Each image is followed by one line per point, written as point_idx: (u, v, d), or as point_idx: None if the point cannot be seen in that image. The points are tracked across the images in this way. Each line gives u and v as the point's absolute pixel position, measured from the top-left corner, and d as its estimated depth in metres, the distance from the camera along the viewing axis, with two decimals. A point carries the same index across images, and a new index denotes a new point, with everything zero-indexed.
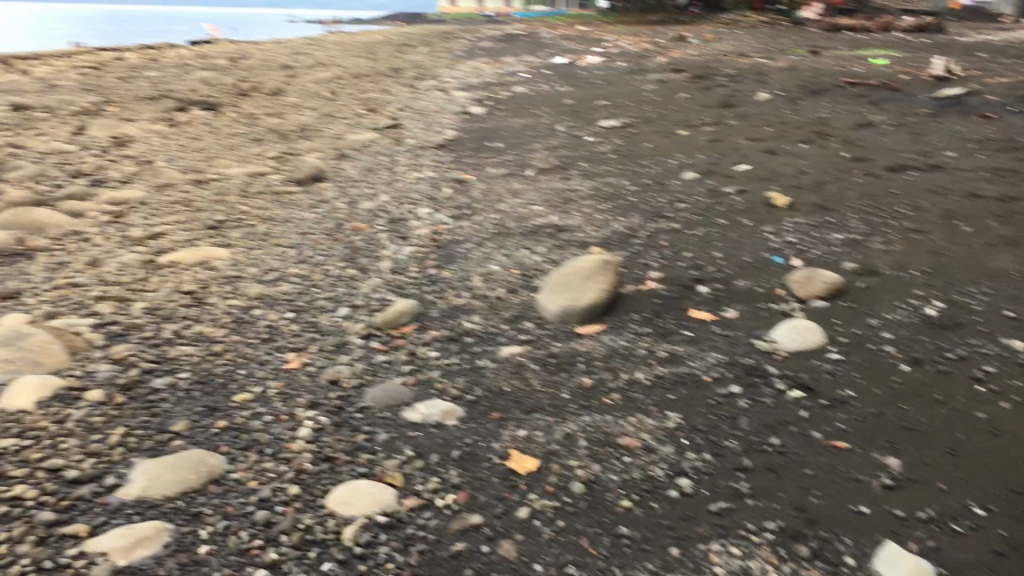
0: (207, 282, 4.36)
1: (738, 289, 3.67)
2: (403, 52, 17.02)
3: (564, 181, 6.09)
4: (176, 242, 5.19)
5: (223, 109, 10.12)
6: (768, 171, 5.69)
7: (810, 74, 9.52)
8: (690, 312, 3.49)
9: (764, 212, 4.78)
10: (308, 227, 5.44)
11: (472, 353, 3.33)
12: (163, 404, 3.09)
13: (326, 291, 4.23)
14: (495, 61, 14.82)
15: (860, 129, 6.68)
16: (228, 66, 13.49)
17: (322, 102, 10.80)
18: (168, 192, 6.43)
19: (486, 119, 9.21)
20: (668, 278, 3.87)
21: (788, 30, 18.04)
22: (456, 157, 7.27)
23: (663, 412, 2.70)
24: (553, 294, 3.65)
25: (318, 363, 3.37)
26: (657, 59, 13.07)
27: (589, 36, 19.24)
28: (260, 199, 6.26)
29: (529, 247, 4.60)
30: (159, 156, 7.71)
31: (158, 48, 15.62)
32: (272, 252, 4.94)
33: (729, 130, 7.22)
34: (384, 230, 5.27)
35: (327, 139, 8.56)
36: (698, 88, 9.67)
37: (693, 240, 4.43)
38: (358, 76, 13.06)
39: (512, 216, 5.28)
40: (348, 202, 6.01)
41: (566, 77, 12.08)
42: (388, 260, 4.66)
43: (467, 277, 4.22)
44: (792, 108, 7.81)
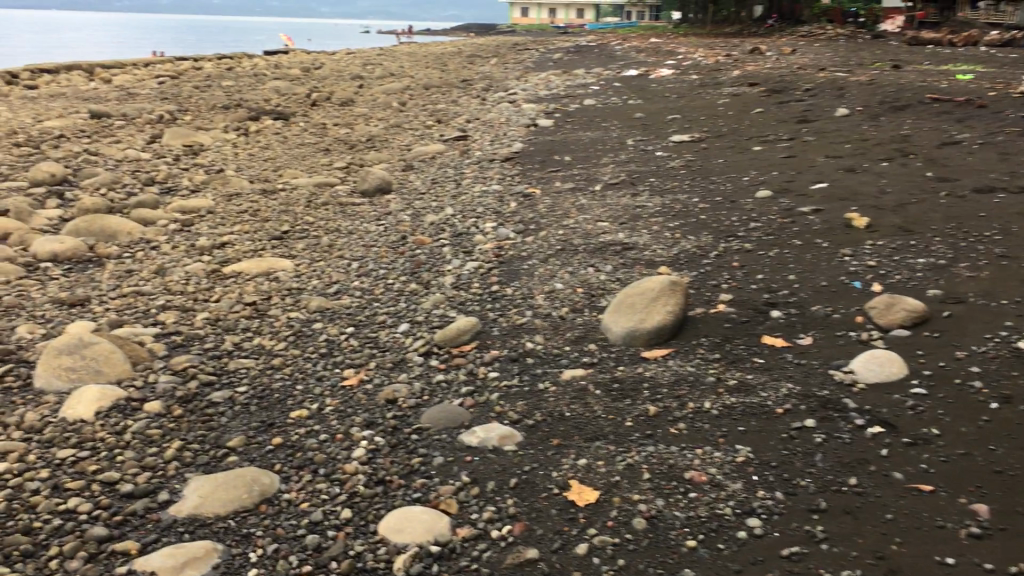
0: (270, 294, 4.41)
1: (814, 316, 3.51)
2: (475, 63, 17.09)
3: (632, 197, 5.97)
4: (241, 252, 5.22)
5: (295, 119, 10.25)
6: (845, 190, 5.49)
7: (890, 89, 9.23)
8: (762, 338, 3.35)
9: (841, 234, 4.59)
10: (372, 240, 5.42)
11: (533, 374, 3.24)
12: (221, 419, 3.07)
13: (388, 306, 4.18)
14: (565, 73, 14.76)
15: (944, 147, 6.42)
16: (302, 77, 13.68)
17: (392, 113, 10.85)
18: (236, 202, 6.50)
19: (555, 131, 9.13)
20: (739, 303, 3.73)
21: (867, 44, 17.63)
22: (524, 170, 7.21)
23: (732, 446, 2.56)
24: (619, 313, 3.55)
25: (376, 381, 3.31)
26: (730, 73, 12.86)
27: (661, 47, 19.09)
28: (326, 210, 6.27)
29: (594, 264, 4.50)
30: (230, 166, 7.81)
31: (235, 58, 15.96)
32: (336, 265, 4.92)
33: (805, 147, 7.02)
34: (448, 244, 5.22)
35: (395, 150, 8.58)
36: (773, 102, 9.46)
37: (765, 262, 4.27)
38: (429, 87, 13.12)
39: (577, 232, 5.19)
40: (413, 215, 5.98)
41: (637, 90, 11.95)
42: (451, 274, 4.60)
43: (530, 295, 4.14)
44: (871, 125, 7.56)
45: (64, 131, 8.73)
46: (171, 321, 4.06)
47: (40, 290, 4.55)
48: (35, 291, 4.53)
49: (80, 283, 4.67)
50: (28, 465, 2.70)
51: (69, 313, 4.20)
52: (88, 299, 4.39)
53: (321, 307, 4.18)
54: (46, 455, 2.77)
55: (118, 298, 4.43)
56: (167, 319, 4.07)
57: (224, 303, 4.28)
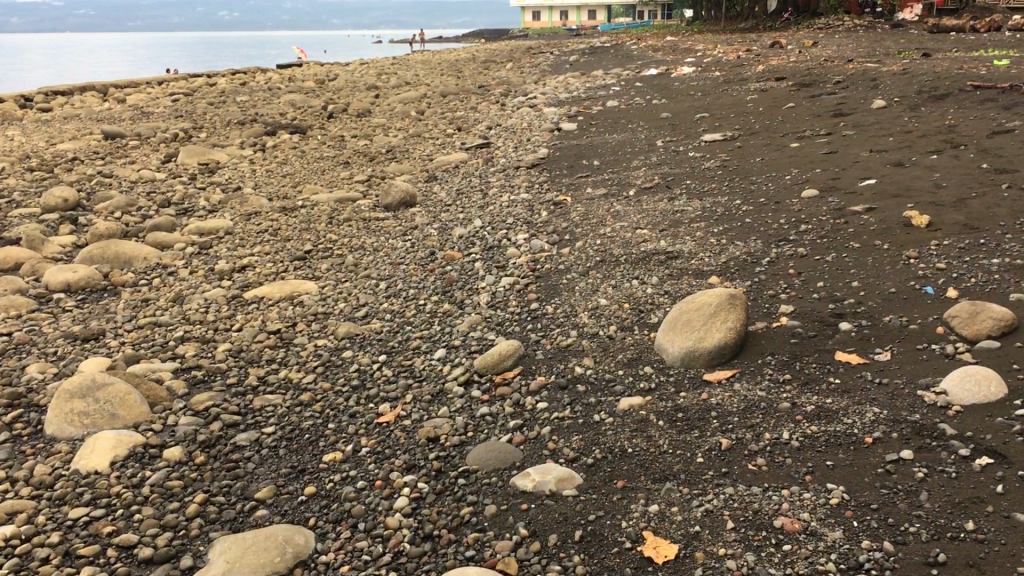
0: (295, 320, 4.16)
1: (888, 327, 3.19)
2: (490, 69, 16.83)
3: (669, 201, 5.68)
4: (263, 275, 4.97)
5: (312, 133, 10.03)
6: (897, 186, 5.18)
7: (927, 78, 8.88)
8: (836, 354, 3.04)
9: (902, 234, 4.27)
10: (399, 257, 5.16)
11: (586, 404, 2.96)
12: (247, 465, 2.82)
13: (421, 330, 3.92)
14: (584, 75, 14.47)
15: (996, 136, 6.08)
16: (317, 89, 13.47)
17: (411, 122, 10.60)
18: (255, 221, 6.26)
19: (580, 135, 8.85)
20: (803, 316, 3.43)
21: (889, 34, 17.25)
22: (551, 177, 6.93)
23: (823, 485, 2.26)
24: (675, 331, 3.26)
25: (414, 416, 3.04)
26: (754, 68, 12.53)
27: (678, 45, 18.77)
28: (349, 226, 6.02)
29: (639, 276, 4.22)
30: (247, 183, 7.59)
31: (249, 73, 15.77)
32: (363, 285, 4.66)
33: (845, 141, 6.70)
34: (480, 259, 4.95)
35: (416, 161, 8.33)
36: (804, 96, 9.13)
37: (825, 269, 3.96)
38: (446, 94, 12.86)
39: (615, 241, 4.90)
40: (440, 228, 5.72)
41: (660, 89, 11.65)
42: (486, 292, 4.33)
43: (573, 312, 3.86)
44: (913, 116, 7.23)
45: (78, 153, 8.54)
46: (191, 354, 3.81)
47: (53, 324, 4.32)
48: (47, 325, 4.30)
49: (94, 315, 4.44)
50: (37, 528, 2.47)
51: (82, 349, 3.96)
52: (103, 332, 4.15)
53: (349, 333, 3.92)
54: (57, 516, 2.54)
55: (134, 329, 4.18)
56: (186, 352, 3.83)
57: (247, 332, 4.02)
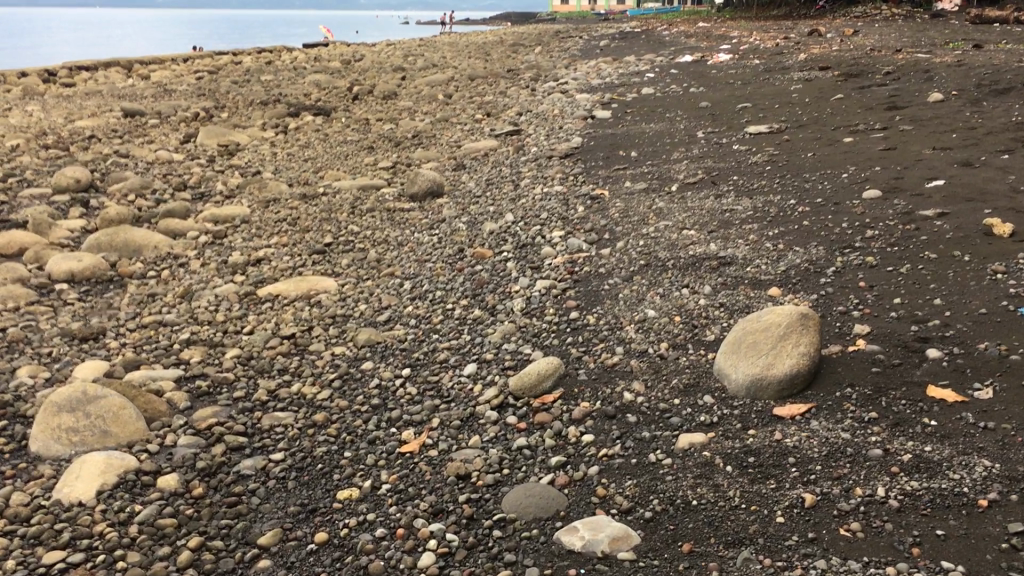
0: (311, 324, 3.80)
1: (985, 358, 2.80)
2: (519, 52, 16.38)
3: (716, 198, 5.27)
4: (279, 270, 4.62)
5: (336, 115, 9.66)
6: (969, 188, 4.76)
7: (985, 71, 8.38)
8: (928, 390, 2.65)
9: (983, 245, 3.86)
10: (425, 253, 4.79)
11: (639, 439, 2.58)
12: (250, 500, 2.47)
13: (449, 339, 3.55)
14: (616, 60, 14.00)
15: None
16: (342, 70, 13.09)
17: (438, 106, 10.20)
18: (273, 209, 5.91)
19: (615, 124, 8.44)
20: (882, 340, 3.04)
21: (931, 23, 16.66)
22: (586, 169, 6.54)
23: (935, 564, 1.88)
24: (740, 354, 2.86)
25: (442, 446, 2.68)
26: (794, 57, 12.03)
27: (711, 32, 18.27)
28: (372, 217, 5.65)
29: (689, 284, 3.82)
30: (267, 167, 7.24)
31: (274, 52, 15.42)
32: (385, 285, 4.30)
33: (903, 137, 6.25)
34: (512, 259, 4.57)
35: (444, 147, 7.95)
36: (853, 87, 8.68)
37: (900, 284, 3.56)
38: (474, 78, 12.46)
39: (661, 242, 4.51)
40: (469, 222, 5.34)
41: (697, 77, 11.19)
42: (520, 297, 3.95)
43: (618, 325, 3.48)
44: (975, 111, 6.77)
45: (95, 131, 8.21)
46: (196, 360, 3.45)
47: (51, 320, 3.97)
48: (45, 321, 3.96)
49: (96, 311, 4.10)
50: None
51: (80, 351, 3.61)
52: (103, 331, 3.80)
53: (370, 341, 3.56)
54: (28, 560, 2.19)
55: (137, 329, 3.83)
56: (191, 358, 3.47)
57: (258, 336, 3.66)
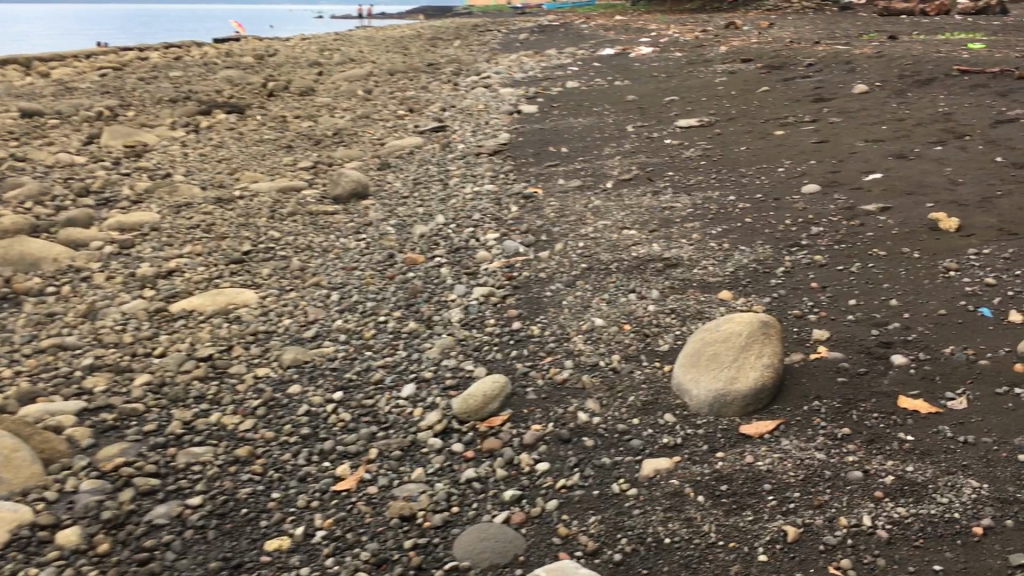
0: (231, 343, 3.49)
1: (954, 363, 2.66)
2: (438, 46, 16.08)
3: (653, 195, 5.11)
4: (193, 282, 4.28)
5: (250, 112, 9.24)
6: (909, 180, 4.69)
7: (907, 60, 8.44)
8: (900, 401, 2.49)
9: (931, 241, 3.75)
10: (352, 260, 4.51)
11: (599, 467, 2.37)
12: (165, 556, 2.18)
13: (384, 356, 3.29)
14: (538, 53, 13.79)
15: (1000, 125, 5.61)
16: (255, 65, 12.63)
17: (358, 102, 9.85)
18: (186, 214, 5.54)
19: (542, 118, 8.24)
20: (843, 345, 2.88)
21: (842, 16, 16.90)
22: (516, 165, 6.32)
23: None
24: (701, 368, 2.67)
25: (383, 482, 2.43)
26: (716, 49, 11.99)
27: (629, 25, 18.23)
28: (293, 221, 5.34)
29: (635, 288, 3.63)
30: (177, 169, 6.83)
31: (183, 46, 14.81)
32: (311, 296, 4.01)
33: (835, 129, 6.19)
34: (446, 264, 4.33)
35: (366, 145, 7.64)
36: (778, 79, 8.65)
37: (853, 283, 3.42)
38: (393, 73, 12.12)
39: (601, 243, 4.31)
40: (398, 225, 5.07)
41: (620, 70, 11.07)
42: (457, 306, 3.71)
43: (564, 335, 3.27)
44: (902, 102, 6.76)
45: None
46: (101, 389, 3.12)
47: None
48: None
49: None
50: None
51: None
52: None
53: (298, 361, 3.28)
54: None
55: (34, 354, 3.47)
56: (95, 387, 3.14)
57: (171, 359, 3.35)
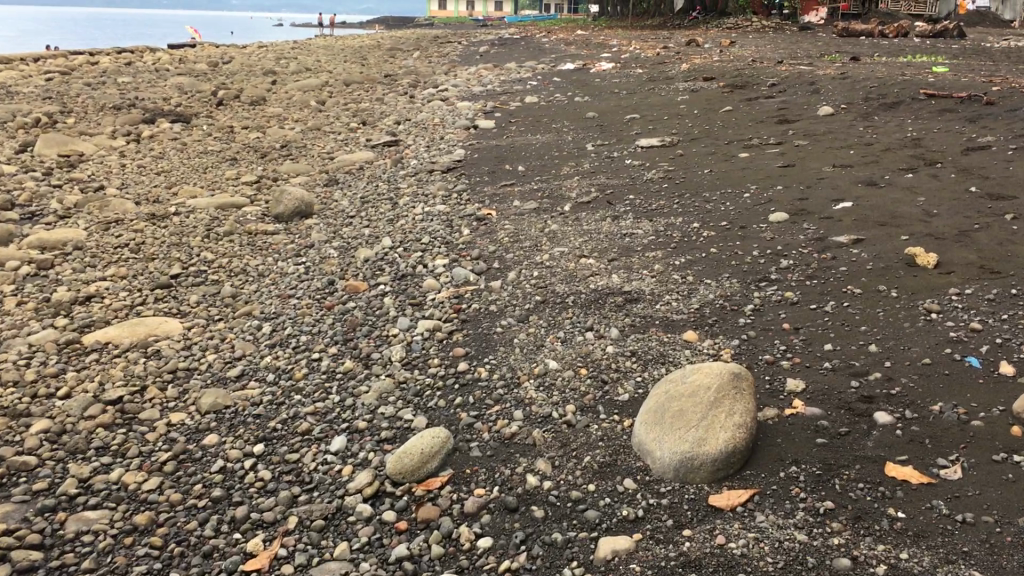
0: (146, 382, 3.14)
1: (944, 424, 2.41)
2: (397, 57, 15.77)
3: (613, 220, 4.84)
4: (113, 310, 3.92)
5: (197, 121, 8.85)
6: (880, 210, 4.47)
7: (871, 83, 8.30)
8: (888, 469, 2.23)
9: (908, 278, 3.52)
10: (288, 286, 4.17)
11: (549, 546, 2.07)
12: None
13: (313, 400, 2.96)
14: (498, 67, 13.53)
15: (971, 153, 5.44)
16: (208, 72, 12.22)
17: (309, 114, 9.49)
18: (115, 231, 5.15)
19: (499, 134, 7.97)
20: (821, 399, 2.62)
21: (801, 35, 16.86)
22: (471, 184, 6.02)
23: None
24: (666, 427, 2.38)
25: (300, 560, 2.10)
26: (677, 66, 11.82)
27: (590, 40, 18.06)
28: (230, 241, 4.99)
29: (594, 326, 3.35)
30: (112, 181, 6.43)
31: (134, 51, 14.36)
32: (240, 327, 3.66)
33: (801, 153, 5.98)
34: (390, 293, 4.01)
35: (315, 159, 7.29)
36: (741, 99, 8.47)
37: (827, 325, 3.17)
38: (349, 84, 11.78)
39: (556, 273, 4.03)
40: (342, 248, 4.75)
41: (580, 86, 10.85)
42: (400, 342, 3.40)
43: (515, 380, 2.97)
44: (867, 125, 6.59)
45: None
46: None
47: None
48: None
49: None
50: None
51: None
52: None
53: (218, 404, 2.94)
54: None
55: None
56: None
57: (75, 402, 2.98)
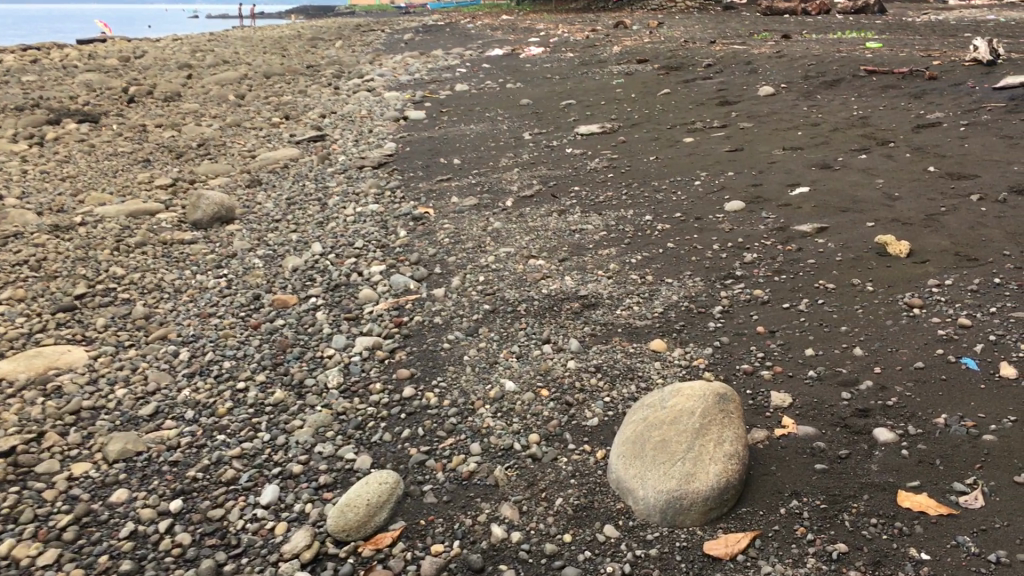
0: (44, 427, 2.73)
1: (953, 439, 2.16)
2: (319, 48, 15.23)
3: (559, 215, 4.54)
4: (9, 339, 3.48)
5: (106, 121, 8.29)
6: (839, 194, 4.25)
7: (807, 60, 8.14)
8: (902, 499, 1.96)
9: (882, 269, 3.29)
10: (209, 303, 3.78)
11: None
12: None
13: (239, 439, 2.59)
14: (424, 55, 13.10)
15: (922, 131, 5.27)
16: (119, 68, 11.57)
17: (229, 109, 8.99)
18: (13, 246, 4.67)
19: (430, 125, 7.60)
20: (812, 416, 2.35)
21: (726, 15, 16.74)
22: (404, 180, 5.66)
23: None
24: (647, 463, 2.08)
25: None
26: (608, 49, 11.57)
27: (516, 24, 17.72)
28: (143, 253, 4.56)
29: (551, 338, 3.04)
30: (12, 189, 5.91)
31: (40, 48, 13.59)
32: (154, 354, 3.27)
33: (747, 135, 5.76)
34: (322, 306, 3.65)
35: (235, 158, 6.84)
36: (678, 80, 8.24)
37: (804, 326, 2.91)
38: (270, 76, 11.25)
39: (504, 277, 3.71)
40: (268, 257, 4.36)
41: (511, 72, 10.51)
42: (336, 365, 3.05)
43: (468, 406, 2.64)
44: (811, 105, 6.39)
45: None
46: None
47: None
48: None
49: None
50: None
51: None
52: None
53: (129, 451, 2.55)
54: None
55: None
56: None
57: None
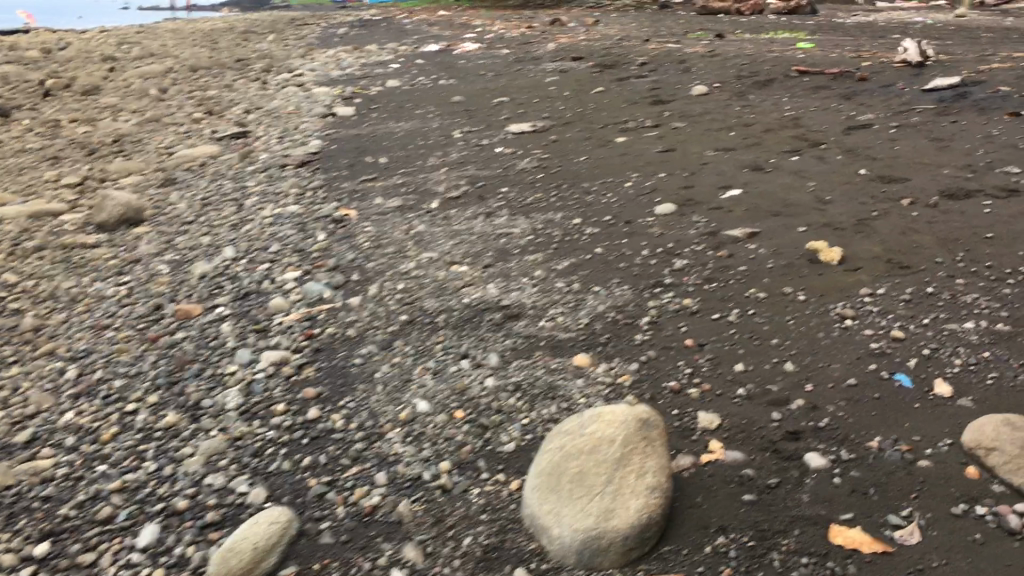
0: None
1: (887, 465, 2.03)
2: (250, 41, 14.80)
3: (486, 218, 4.36)
4: None
5: (16, 115, 7.87)
6: (771, 197, 4.15)
7: (741, 59, 8.07)
8: (835, 534, 1.83)
9: (814, 277, 3.17)
10: (106, 314, 3.51)
11: None
12: None
13: (123, 470, 2.36)
14: (357, 49, 12.79)
15: (853, 132, 5.20)
16: (36, 60, 11.07)
17: (149, 104, 8.61)
18: None
19: (358, 122, 7.34)
20: (741, 439, 2.21)
21: (663, 13, 16.71)
22: (326, 180, 5.42)
23: None
24: (564, 498, 1.91)
25: None
26: (544, 45, 11.39)
27: (453, 20, 17.47)
28: (40, 259, 4.26)
29: (469, 352, 2.85)
30: None
31: None
32: (39, 372, 3.01)
33: (680, 135, 5.64)
34: (229, 317, 3.41)
35: (151, 155, 6.51)
36: (613, 78, 8.11)
37: (734, 338, 2.78)
38: (195, 69, 10.85)
39: (424, 285, 3.51)
40: (175, 262, 4.10)
41: (444, 68, 10.28)
42: (237, 383, 2.82)
43: (376, 429, 2.44)
44: (745, 104, 6.30)
45: None
46: None
47: None
48: None
49: None
50: None
51: None
52: None
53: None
54: None
55: None
56: None
57: None
